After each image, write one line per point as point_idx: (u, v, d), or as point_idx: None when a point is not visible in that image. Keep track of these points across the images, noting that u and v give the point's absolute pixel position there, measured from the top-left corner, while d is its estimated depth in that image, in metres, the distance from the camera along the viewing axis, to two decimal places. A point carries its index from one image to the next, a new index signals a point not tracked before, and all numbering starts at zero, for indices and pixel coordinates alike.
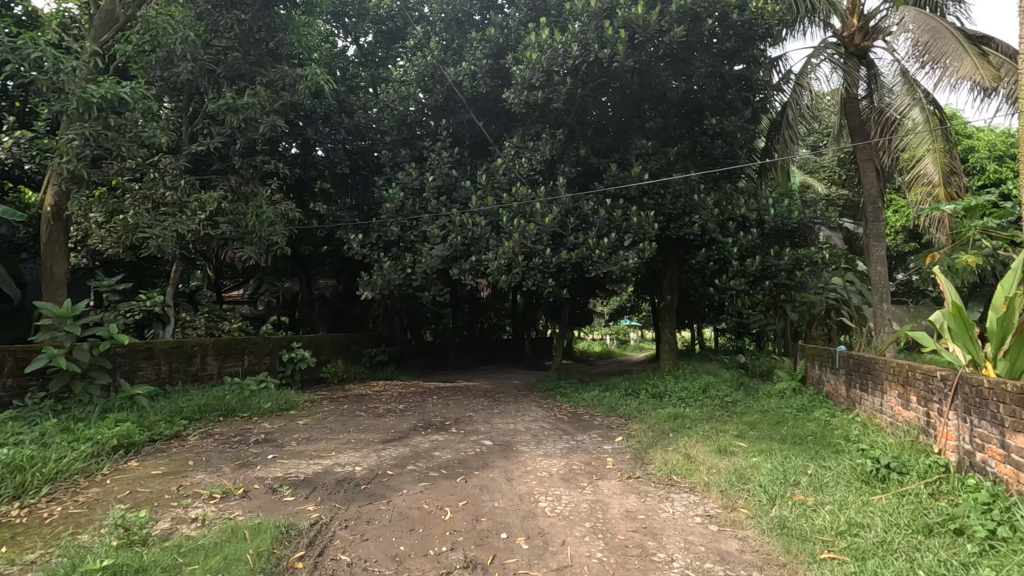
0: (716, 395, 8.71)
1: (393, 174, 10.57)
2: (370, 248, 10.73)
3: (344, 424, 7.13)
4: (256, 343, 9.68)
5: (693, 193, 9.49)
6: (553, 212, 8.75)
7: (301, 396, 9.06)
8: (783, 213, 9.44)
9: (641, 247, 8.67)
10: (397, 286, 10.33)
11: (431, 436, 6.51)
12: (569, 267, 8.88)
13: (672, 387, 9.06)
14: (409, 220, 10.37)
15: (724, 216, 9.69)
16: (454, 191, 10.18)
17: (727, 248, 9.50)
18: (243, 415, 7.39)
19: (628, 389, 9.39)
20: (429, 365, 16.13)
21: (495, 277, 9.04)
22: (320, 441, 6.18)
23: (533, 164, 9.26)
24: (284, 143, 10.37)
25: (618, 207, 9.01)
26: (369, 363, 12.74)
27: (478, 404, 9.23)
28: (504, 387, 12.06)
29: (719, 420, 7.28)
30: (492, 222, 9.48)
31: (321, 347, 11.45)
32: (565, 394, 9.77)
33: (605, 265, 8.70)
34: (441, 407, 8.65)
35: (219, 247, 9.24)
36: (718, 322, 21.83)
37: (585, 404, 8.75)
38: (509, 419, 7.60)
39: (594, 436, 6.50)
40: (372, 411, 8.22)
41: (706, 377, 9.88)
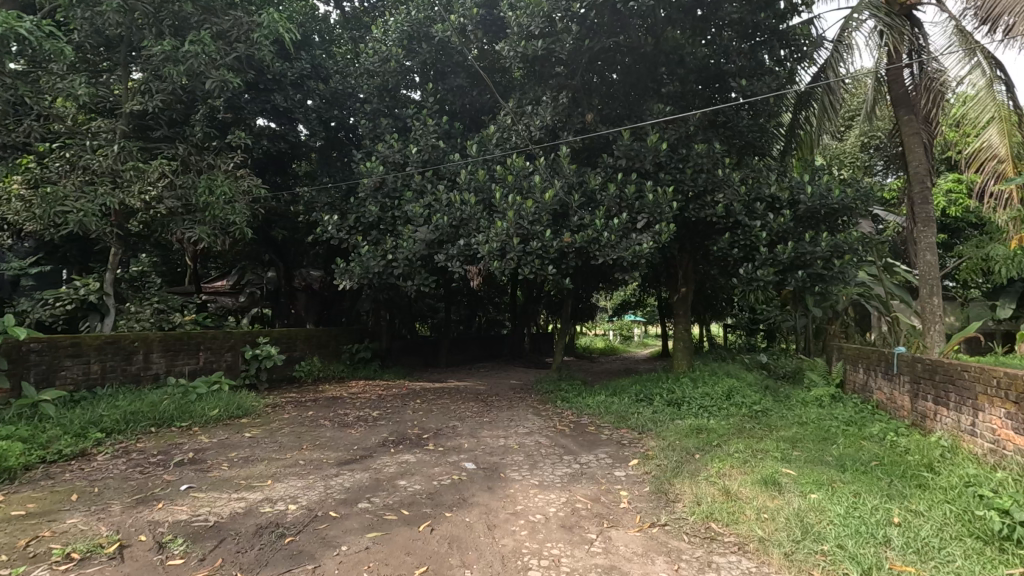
0: (742, 403, 7.45)
1: (372, 147, 9.35)
2: (347, 231, 9.49)
3: (300, 438, 5.90)
4: (214, 338, 8.47)
5: (716, 168, 8.21)
6: (555, 187, 7.47)
7: (261, 400, 7.85)
8: (820, 192, 8.15)
9: (656, 229, 7.43)
10: (377, 275, 9.10)
11: (402, 456, 5.28)
12: (572, 252, 7.64)
13: (691, 393, 7.81)
14: (390, 199, 9.12)
15: (751, 195, 8.42)
16: (442, 165, 8.96)
17: (756, 232, 8.23)
18: (181, 425, 6.17)
19: (639, 394, 8.15)
20: (420, 363, 14.90)
21: (486, 263, 7.76)
22: (261, 462, 4.94)
23: (531, 132, 8.03)
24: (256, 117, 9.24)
25: (630, 183, 7.75)
26: (349, 360, 11.52)
27: (466, 410, 7.99)
28: (498, 388, 10.82)
29: (751, 436, 6.03)
30: (484, 200, 8.24)
31: (294, 343, 10.22)
32: (566, 399, 8.55)
33: (614, 251, 7.45)
34: (422, 415, 7.40)
35: (167, 227, 8.02)
36: (730, 320, 20.54)
37: (589, 412, 7.51)
38: (499, 433, 6.35)
39: (603, 458, 5.26)
40: (339, 419, 7.00)
41: (728, 381, 8.63)
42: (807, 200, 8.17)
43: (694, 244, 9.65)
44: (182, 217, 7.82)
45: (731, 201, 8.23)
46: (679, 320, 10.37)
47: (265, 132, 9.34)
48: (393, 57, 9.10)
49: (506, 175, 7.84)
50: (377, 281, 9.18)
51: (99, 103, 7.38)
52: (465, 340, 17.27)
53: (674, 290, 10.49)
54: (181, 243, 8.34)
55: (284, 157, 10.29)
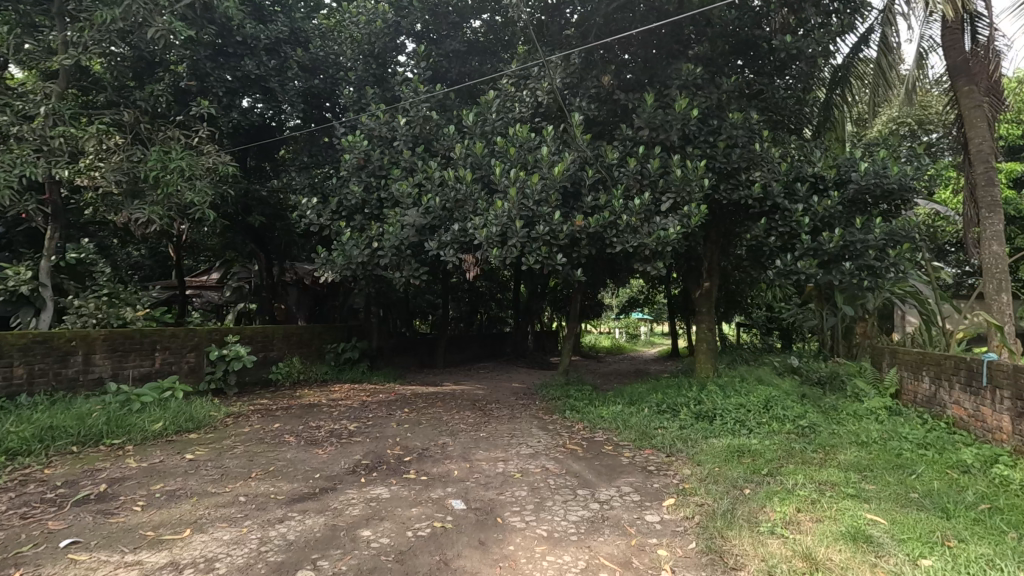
0: (783, 415, 6.34)
1: (356, 119, 8.23)
2: (328, 215, 8.40)
3: (251, 460, 4.80)
4: (172, 337, 7.42)
5: (752, 141, 7.06)
6: (565, 160, 6.30)
7: (222, 410, 6.79)
8: (875, 169, 6.96)
9: (685, 211, 6.31)
10: (361, 265, 8.00)
11: (372, 490, 4.16)
12: (586, 238, 6.51)
13: (722, 404, 6.70)
14: (376, 179, 7.98)
15: (791, 175, 7.28)
16: (435, 139, 7.83)
17: (796, 218, 7.10)
18: (110, 444, 5.08)
19: (661, 405, 7.05)
20: (415, 363, 13.80)
21: (484, 251, 6.61)
22: (188, 499, 3.84)
23: (536, 98, 6.90)
24: (239, 95, 8.34)
25: (653, 156, 6.59)
26: (335, 361, 10.43)
27: (460, 422, 6.91)
28: (498, 393, 9.71)
29: (808, 462, 4.89)
30: (482, 178, 7.11)
31: (269, 341, 9.14)
32: (575, 409, 7.45)
33: (633, 238, 6.35)
34: (408, 428, 6.29)
35: (114, 209, 6.90)
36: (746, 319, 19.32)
37: (603, 427, 6.40)
38: (497, 454, 5.24)
39: (627, 495, 4.15)
40: (308, 433, 5.91)
41: (763, 389, 7.50)
42: (857, 180, 7.00)
43: (722, 230, 8.53)
44: (131, 195, 6.75)
45: (769, 180, 7.09)
46: (704, 319, 9.25)
47: (235, 103, 8.21)
48: (380, 16, 8.10)
49: (507, 147, 6.68)
50: (360, 271, 8.10)
51: (30, 60, 6.35)
52: (464, 339, 16.16)
53: (698, 284, 9.36)
54: (133, 227, 7.26)
55: (269, 139, 9.34)
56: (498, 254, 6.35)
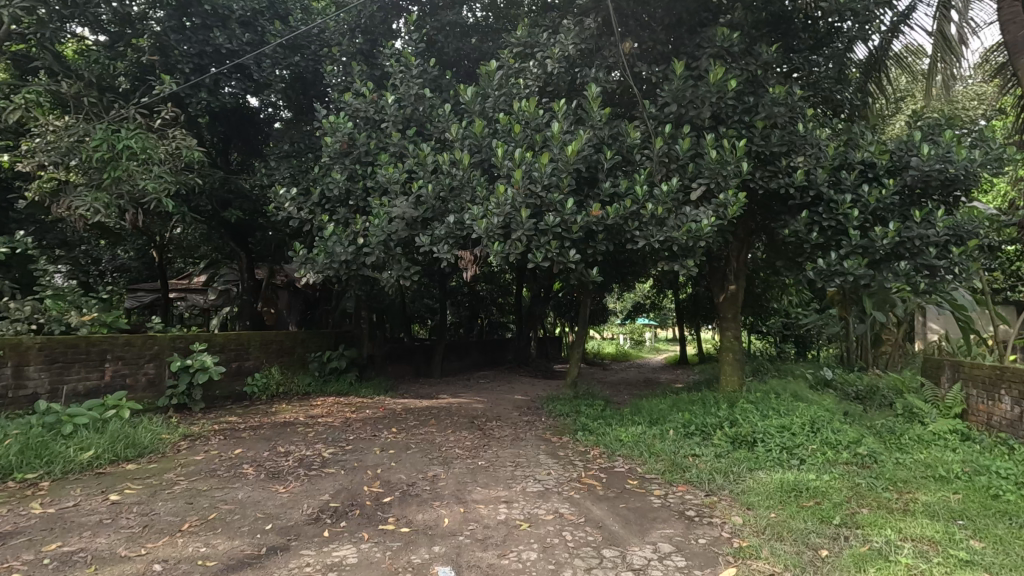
0: (835, 440, 5.39)
1: (340, 100, 7.32)
2: (310, 208, 7.49)
3: (190, 503, 3.83)
4: (126, 346, 6.47)
5: (794, 121, 6.12)
6: (581, 137, 5.36)
7: (179, 431, 5.84)
8: (939, 152, 5.98)
9: (721, 200, 5.36)
10: (344, 263, 7.06)
11: (335, 551, 3.18)
12: (602, 231, 5.58)
13: (761, 426, 5.74)
14: (362, 166, 7.05)
15: (837, 161, 6.35)
16: (429, 120, 6.91)
17: (843, 210, 6.15)
18: (23, 479, 4.14)
19: (690, 427, 6.09)
20: (410, 372, 12.83)
21: (485, 246, 5.67)
22: (84, 569, 2.86)
23: (544, 71, 5.99)
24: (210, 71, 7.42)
25: (682, 136, 5.66)
26: (319, 371, 9.47)
27: (456, 445, 5.94)
28: (500, 408, 8.74)
29: (887, 508, 3.94)
30: (483, 161, 6.19)
31: (243, 349, 8.19)
32: (589, 430, 6.47)
33: (658, 231, 5.42)
34: (393, 455, 5.32)
35: (56, 197, 5.97)
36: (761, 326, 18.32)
37: (624, 454, 5.45)
38: (498, 493, 4.27)
39: (670, 558, 3.19)
40: (271, 462, 4.95)
41: (804, 408, 6.53)
42: (917, 166, 6.03)
43: (751, 225, 7.58)
44: (74, 181, 5.81)
45: (813, 166, 6.15)
46: (730, 325, 8.29)
47: (204, 80, 7.28)
48: None
49: (511, 125, 5.74)
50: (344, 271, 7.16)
51: None
52: (463, 346, 15.22)
53: (725, 286, 8.38)
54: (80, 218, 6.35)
55: (249, 124, 8.87)
56: (500, 249, 5.38)
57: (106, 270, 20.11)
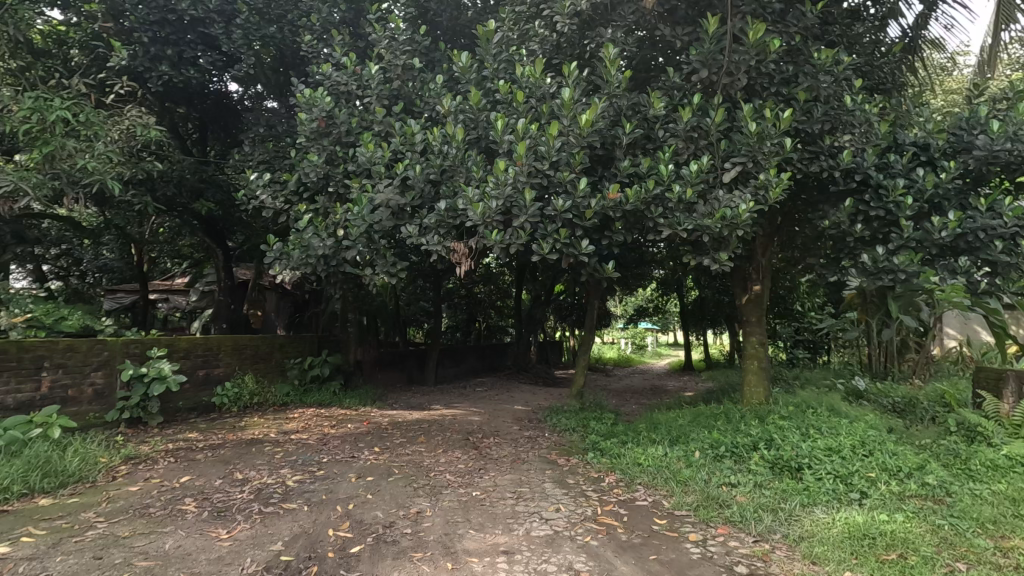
0: (896, 466, 4.54)
1: (319, 74, 6.48)
2: (285, 197, 6.66)
3: (99, 559, 2.99)
4: (68, 353, 5.62)
5: (839, 94, 5.30)
6: (595, 106, 4.52)
7: (121, 453, 4.99)
8: (1010, 129, 5.15)
9: (762, 182, 4.53)
10: (322, 259, 6.22)
11: None
12: (620, 218, 4.73)
13: (804, 448, 4.90)
14: (343, 148, 6.22)
15: (887, 141, 5.53)
16: (418, 95, 6.07)
17: (897, 197, 5.29)
18: None
19: (719, 449, 5.25)
20: (402, 379, 11.95)
21: (481, 237, 4.84)
22: None
23: (550, 34, 5.16)
24: (172, 43, 6.59)
25: (713, 108, 4.83)
26: (300, 380, 8.60)
27: (447, 470, 5.08)
28: (499, 421, 7.88)
29: (991, 564, 3.10)
30: (482, 139, 5.37)
31: (211, 355, 7.32)
32: (601, 451, 5.62)
33: (686, 218, 4.60)
34: (371, 485, 4.46)
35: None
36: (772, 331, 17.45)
37: (646, 484, 4.61)
38: (497, 540, 3.42)
39: None
40: (221, 495, 4.08)
41: (848, 425, 5.69)
42: (983, 145, 5.20)
43: (782, 218, 6.75)
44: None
45: (860, 147, 5.34)
46: (755, 330, 7.46)
47: (166, 52, 6.46)
48: None
49: (512, 94, 4.91)
50: (323, 267, 6.31)
51: None
52: (459, 351, 14.37)
53: (749, 286, 7.55)
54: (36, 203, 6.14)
55: (221, 106, 8.03)
56: (498, 239, 4.53)
57: (87, 270, 19.31)
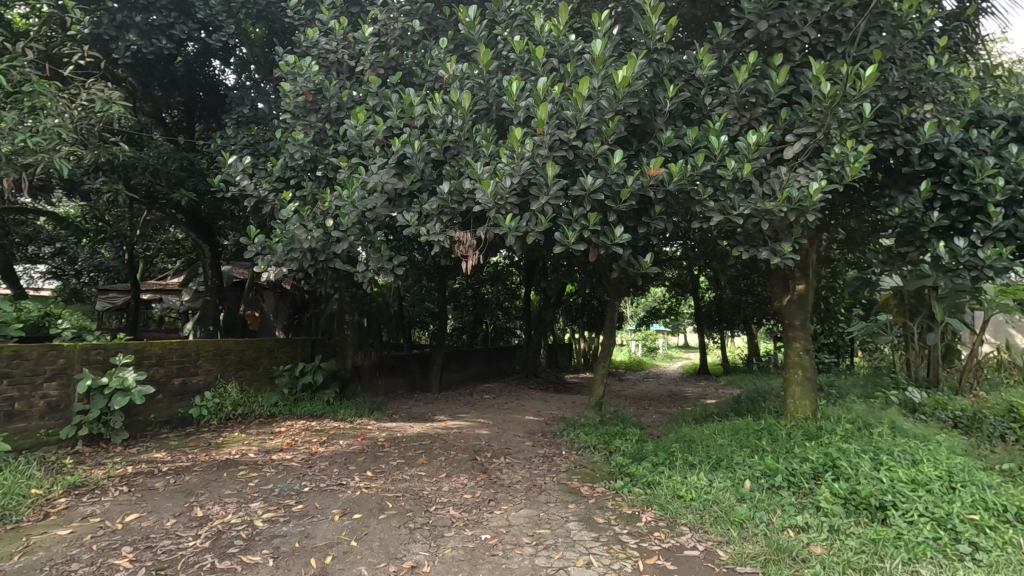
0: (1000, 504, 3.69)
1: (308, 43, 5.71)
2: (270, 182, 5.90)
3: None
4: (13, 361, 4.85)
5: (918, 56, 4.45)
6: (634, 60, 3.70)
7: (64, 480, 4.22)
8: None
9: (840, 156, 3.68)
10: (309, 252, 5.46)
11: None
12: (660, 200, 3.93)
13: (881, 479, 4.07)
14: (332, 126, 5.43)
15: (973, 114, 4.67)
16: (419, 63, 5.29)
17: (985, 178, 4.39)
18: None
19: (773, 477, 4.42)
20: (404, 386, 11.16)
21: (493, 224, 4.01)
22: None
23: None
24: (143, 10, 5.85)
25: (772, 68, 4.00)
26: (290, 388, 7.82)
27: (451, 503, 4.27)
28: (509, 436, 7.07)
29: None
30: (493, 111, 4.59)
31: (187, 362, 6.55)
32: (632, 479, 4.81)
33: (741, 202, 3.78)
34: (357, 526, 3.67)
35: None
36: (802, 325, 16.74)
37: (692, 525, 3.80)
38: None
39: None
40: (168, 543, 3.30)
41: (921, 447, 4.85)
42: None
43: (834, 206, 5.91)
44: None
45: (943, 119, 4.49)
46: (799, 335, 6.62)
47: (134, 19, 5.72)
48: None
49: (529, 53, 4.11)
50: (310, 262, 5.54)
51: None
52: (466, 354, 13.58)
53: (792, 285, 6.75)
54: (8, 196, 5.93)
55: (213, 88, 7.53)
56: (511, 226, 3.73)
57: (84, 269, 18.67)
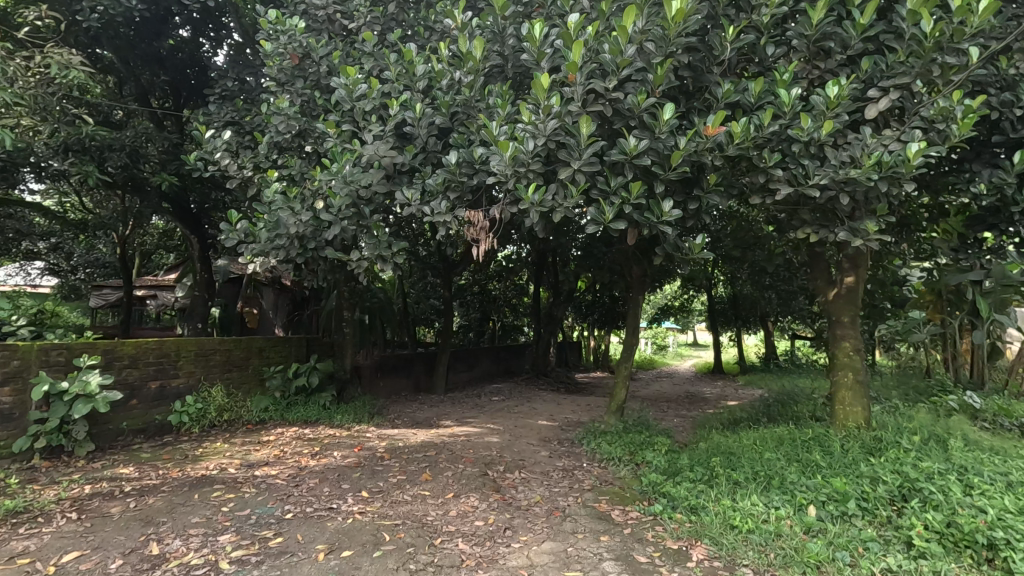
0: None
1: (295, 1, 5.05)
2: (254, 162, 5.27)
3: None
4: None
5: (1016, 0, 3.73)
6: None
7: (2, 507, 3.58)
8: None
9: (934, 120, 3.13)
10: (298, 239, 4.82)
11: None
12: (714, 169, 3.26)
13: (982, 507, 3.38)
14: (324, 95, 4.79)
15: None
16: (422, 20, 4.63)
17: None
18: None
19: (842, 502, 3.75)
20: (407, 387, 10.50)
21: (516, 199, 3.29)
22: None
23: None
24: None
25: (849, 8, 3.29)
26: (283, 391, 7.17)
27: (461, 534, 3.62)
28: (523, 446, 6.42)
29: None
30: (508, 69, 3.93)
31: (165, 363, 5.91)
32: (672, 503, 4.15)
33: (816, 169, 3.13)
34: (349, 568, 3.02)
35: None
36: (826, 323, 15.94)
37: (753, 567, 3.13)
38: None
39: None
40: None
41: (1010, 465, 4.15)
42: None
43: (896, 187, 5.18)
44: None
45: None
46: (848, 334, 5.92)
47: None
48: None
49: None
50: (300, 250, 4.90)
51: None
52: (473, 353, 12.91)
53: (839, 278, 6.07)
54: None
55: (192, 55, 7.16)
56: (534, 199, 3.06)
57: (79, 266, 18.03)
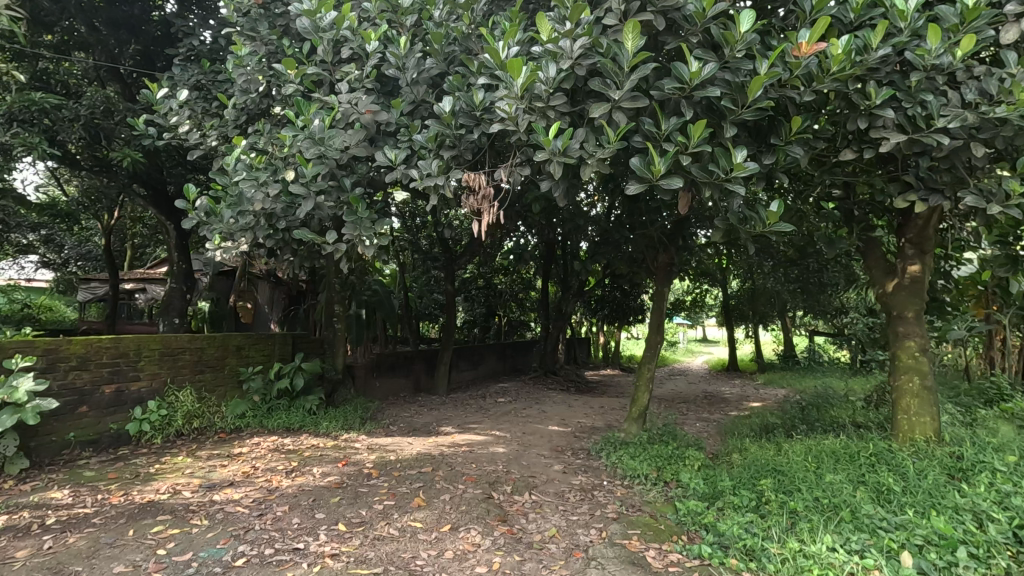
0: None
1: None
2: (219, 130, 4.56)
3: None
4: None
5: None
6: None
7: None
8: None
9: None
10: (266, 217, 4.07)
11: None
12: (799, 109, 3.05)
13: None
14: (295, 47, 4.11)
15: None
16: None
17: None
18: None
19: (951, 552, 2.93)
20: (407, 387, 9.74)
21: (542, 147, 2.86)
22: None
23: None
24: None
25: None
26: (265, 395, 6.38)
27: None
28: (532, 458, 5.66)
29: None
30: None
31: (122, 363, 5.16)
32: (720, 547, 3.38)
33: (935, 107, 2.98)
34: None
35: None
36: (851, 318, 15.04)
37: None
38: None
39: None
40: None
41: None
42: None
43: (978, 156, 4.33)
44: None
45: None
46: (914, 331, 5.06)
47: None
48: None
49: None
50: (269, 230, 4.14)
51: None
52: (478, 350, 12.15)
53: (900, 267, 5.23)
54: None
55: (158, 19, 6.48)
56: (555, 147, 2.75)
57: (71, 258, 17.23)
